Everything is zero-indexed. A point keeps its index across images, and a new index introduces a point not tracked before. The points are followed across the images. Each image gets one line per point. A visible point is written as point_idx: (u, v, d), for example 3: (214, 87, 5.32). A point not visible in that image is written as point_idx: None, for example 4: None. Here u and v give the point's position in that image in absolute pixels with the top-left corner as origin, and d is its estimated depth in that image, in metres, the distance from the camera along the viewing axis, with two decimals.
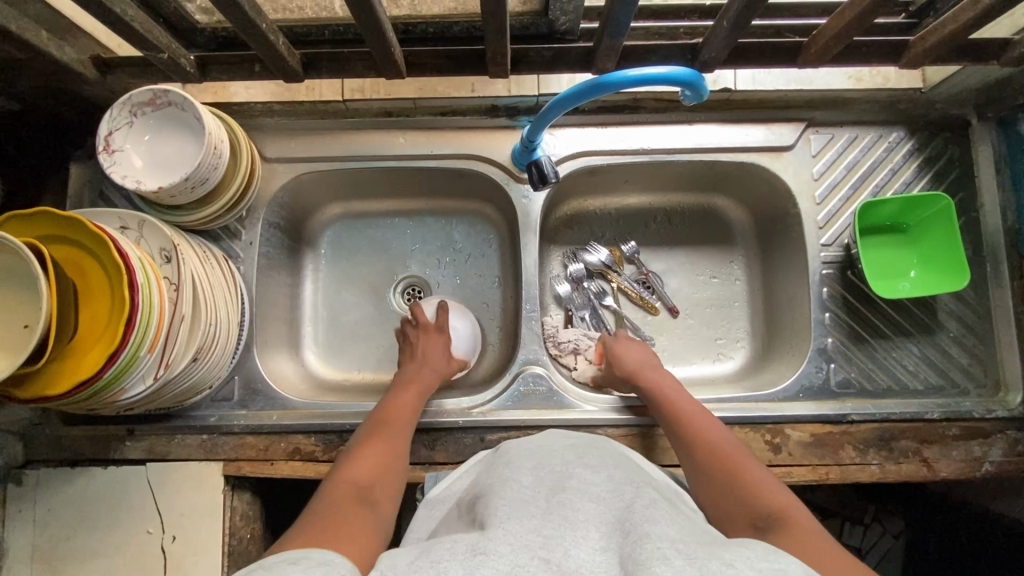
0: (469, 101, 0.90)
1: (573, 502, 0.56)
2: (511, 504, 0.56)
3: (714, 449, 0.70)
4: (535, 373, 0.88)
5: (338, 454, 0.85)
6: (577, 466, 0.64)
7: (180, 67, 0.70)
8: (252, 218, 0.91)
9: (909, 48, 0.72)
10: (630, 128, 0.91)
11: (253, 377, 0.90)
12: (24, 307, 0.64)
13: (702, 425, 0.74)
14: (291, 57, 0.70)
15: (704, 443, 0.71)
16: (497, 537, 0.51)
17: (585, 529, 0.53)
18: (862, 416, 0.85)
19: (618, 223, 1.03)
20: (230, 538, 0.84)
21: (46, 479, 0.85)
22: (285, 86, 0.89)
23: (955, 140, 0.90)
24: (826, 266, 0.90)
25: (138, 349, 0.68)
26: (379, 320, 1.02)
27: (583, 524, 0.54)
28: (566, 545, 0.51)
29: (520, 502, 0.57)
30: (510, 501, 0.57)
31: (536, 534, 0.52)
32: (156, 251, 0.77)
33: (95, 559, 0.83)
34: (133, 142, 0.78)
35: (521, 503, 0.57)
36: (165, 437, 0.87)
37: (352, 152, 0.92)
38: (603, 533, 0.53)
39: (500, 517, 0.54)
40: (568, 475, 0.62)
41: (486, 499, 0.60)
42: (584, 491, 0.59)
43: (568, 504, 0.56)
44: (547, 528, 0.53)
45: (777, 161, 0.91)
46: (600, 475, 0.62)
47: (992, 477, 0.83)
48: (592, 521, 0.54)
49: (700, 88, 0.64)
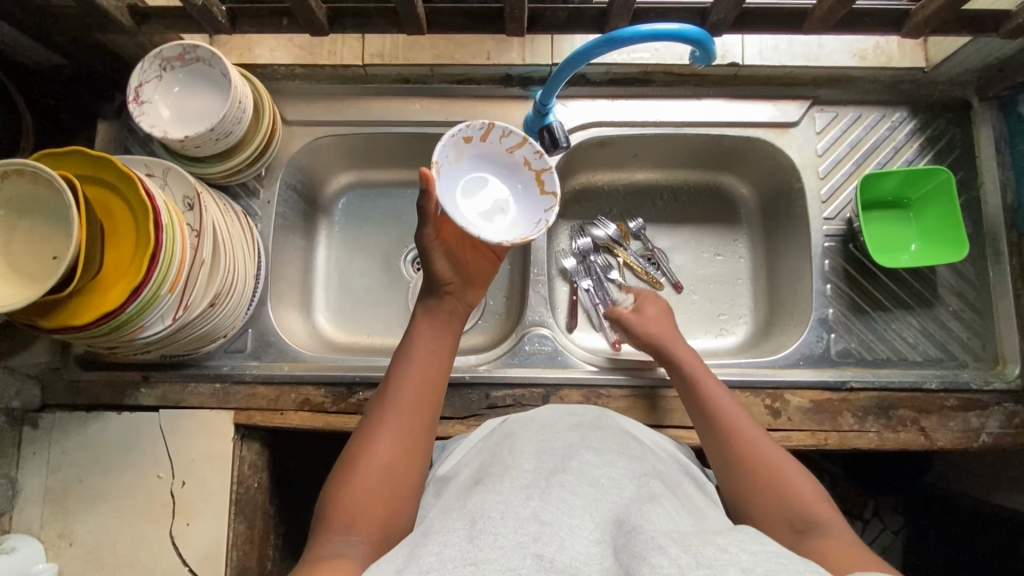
0: (485, 69, 0.94)
1: (572, 487, 0.54)
2: (503, 498, 0.53)
3: (745, 443, 0.68)
4: (541, 334, 0.90)
5: (347, 406, 0.88)
6: (581, 448, 0.61)
7: (212, 16, 0.74)
8: (271, 177, 0.94)
9: (911, 17, 0.76)
10: (639, 100, 0.93)
11: (266, 330, 0.92)
12: (54, 238, 0.67)
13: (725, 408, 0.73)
14: (317, 10, 0.74)
15: (730, 428, 0.70)
16: (485, 542, 0.48)
17: (580, 517, 0.51)
18: (861, 384, 0.86)
19: (626, 199, 1.05)
20: (238, 486, 0.86)
21: (61, 422, 0.87)
22: (308, 50, 0.95)
23: (956, 121, 0.93)
24: (828, 239, 0.92)
25: (160, 288, 0.69)
26: (388, 286, 1.03)
27: (580, 511, 0.52)
28: (561, 536, 0.49)
29: (517, 491, 0.54)
30: (503, 495, 0.54)
31: (531, 524, 0.50)
32: (180, 199, 0.80)
33: (106, 501, 0.85)
34: (162, 94, 0.82)
35: (519, 492, 0.54)
36: (178, 386, 0.89)
37: (370, 117, 0.95)
38: (597, 524, 0.51)
39: (491, 516, 0.51)
40: (568, 457, 0.60)
41: (487, 483, 0.57)
42: (585, 477, 0.56)
43: (567, 490, 0.54)
44: (544, 513, 0.51)
45: (782, 137, 0.93)
46: (603, 461, 0.59)
47: (989, 448, 0.84)
48: (588, 509, 0.52)
49: (710, 50, 0.69)
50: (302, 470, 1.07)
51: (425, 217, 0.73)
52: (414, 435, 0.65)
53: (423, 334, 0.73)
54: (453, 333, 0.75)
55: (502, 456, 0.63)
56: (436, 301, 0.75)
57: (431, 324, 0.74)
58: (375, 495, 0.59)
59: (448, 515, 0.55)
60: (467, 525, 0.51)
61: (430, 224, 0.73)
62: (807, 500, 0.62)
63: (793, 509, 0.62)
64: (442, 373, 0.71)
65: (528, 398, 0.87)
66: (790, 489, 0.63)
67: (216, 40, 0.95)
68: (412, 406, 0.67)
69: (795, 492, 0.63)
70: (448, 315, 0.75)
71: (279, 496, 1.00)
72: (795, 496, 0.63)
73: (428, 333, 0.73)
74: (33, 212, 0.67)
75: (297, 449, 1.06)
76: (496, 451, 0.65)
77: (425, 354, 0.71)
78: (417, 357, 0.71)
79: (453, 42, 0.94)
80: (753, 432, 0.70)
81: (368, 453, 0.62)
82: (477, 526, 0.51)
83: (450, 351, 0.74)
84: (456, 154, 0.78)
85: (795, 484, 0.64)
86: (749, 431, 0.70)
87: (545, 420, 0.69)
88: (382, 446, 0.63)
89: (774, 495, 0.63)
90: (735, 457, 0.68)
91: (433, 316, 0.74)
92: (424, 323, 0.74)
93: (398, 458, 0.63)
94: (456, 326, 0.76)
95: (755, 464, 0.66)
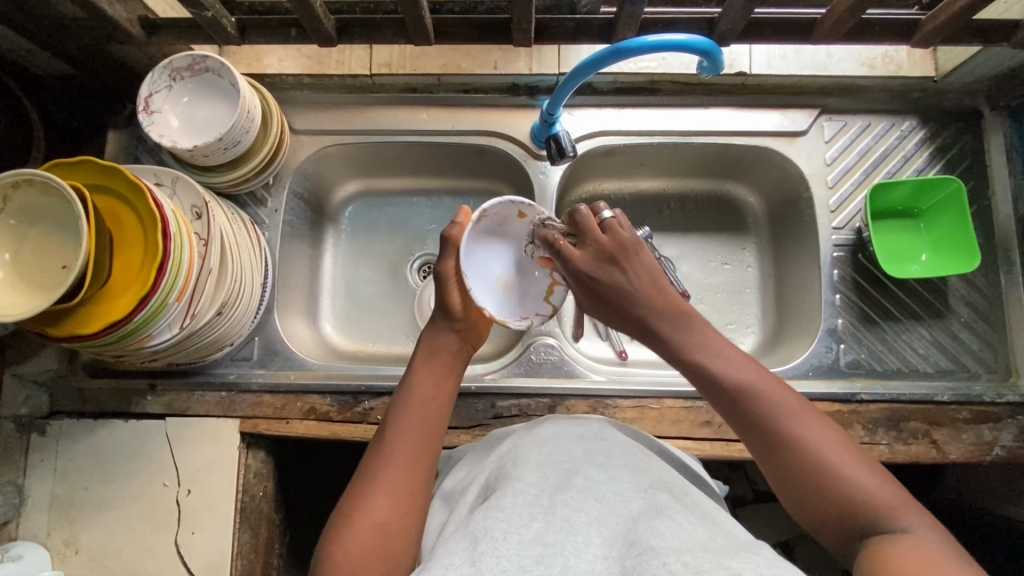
0: (491, 79, 0.94)
1: (576, 505, 0.54)
2: (506, 516, 0.53)
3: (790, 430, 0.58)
4: (547, 344, 0.90)
5: (352, 415, 0.88)
6: (586, 462, 0.59)
7: (222, 27, 0.76)
8: (278, 186, 0.94)
9: (920, 27, 0.76)
10: (646, 109, 0.93)
11: (272, 338, 0.92)
12: (64, 249, 0.68)
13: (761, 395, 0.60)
14: (325, 21, 0.75)
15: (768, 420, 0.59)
16: (487, 565, 0.49)
17: (585, 535, 0.52)
18: (872, 396, 0.85)
19: (632, 207, 1.04)
20: (243, 494, 0.86)
21: (68, 430, 0.87)
22: (316, 61, 0.95)
23: (967, 130, 0.92)
24: (837, 249, 0.91)
25: (167, 297, 0.69)
26: (393, 294, 1.03)
27: (584, 529, 0.52)
28: (565, 557, 0.49)
29: (520, 508, 0.54)
30: (506, 512, 0.53)
31: (533, 546, 0.50)
32: (188, 207, 0.80)
33: (111, 508, 0.85)
34: (171, 105, 0.82)
35: (522, 509, 0.54)
36: (185, 394, 0.89)
37: (378, 126, 0.95)
38: (604, 540, 0.51)
39: (493, 537, 0.51)
40: (573, 472, 0.58)
41: (491, 498, 0.56)
42: (590, 493, 0.55)
43: (570, 507, 0.53)
44: (546, 534, 0.51)
45: (790, 146, 0.92)
46: (608, 476, 0.58)
47: (1002, 461, 0.83)
48: (593, 525, 0.52)
49: (718, 60, 0.70)
50: (303, 476, 1.07)
51: (449, 248, 0.75)
52: (412, 486, 0.60)
53: (422, 375, 0.69)
54: (456, 373, 0.72)
55: (506, 468, 0.61)
56: (440, 336, 0.73)
57: (430, 364, 0.71)
58: (369, 557, 0.55)
59: (453, 533, 0.55)
60: (470, 546, 0.51)
61: (451, 255, 0.75)
62: (869, 491, 0.54)
63: (854, 507, 0.54)
64: (443, 410, 0.68)
65: (533, 408, 0.86)
66: (848, 480, 0.55)
67: (226, 50, 0.96)
68: (417, 443, 0.63)
69: (856, 484, 0.55)
70: (449, 357, 0.72)
71: (284, 504, 0.99)
72: (852, 490, 0.55)
73: (427, 377, 0.69)
74: (44, 222, 0.68)
75: (300, 455, 1.05)
76: (500, 464, 0.62)
77: (423, 398, 0.67)
78: (416, 392, 0.67)
79: (460, 52, 0.94)
80: (803, 418, 0.58)
81: (364, 506, 0.58)
82: (480, 548, 0.50)
83: (452, 392, 0.70)
84: (503, 217, 0.77)
85: (854, 474, 0.55)
86: (798, 418, 0.58)
87: (554, 426, 0.67)
88: (380, 499, 0.58)
89: (831, 497, 0.55)
90: (781, 453, 0.58)
91: (434, 355, 0.72)
92: (422, 363, 0.71)
93: (395, 513, 0.58)
94: (458, 365, 0.73)
95: (811, 461, 0.56)
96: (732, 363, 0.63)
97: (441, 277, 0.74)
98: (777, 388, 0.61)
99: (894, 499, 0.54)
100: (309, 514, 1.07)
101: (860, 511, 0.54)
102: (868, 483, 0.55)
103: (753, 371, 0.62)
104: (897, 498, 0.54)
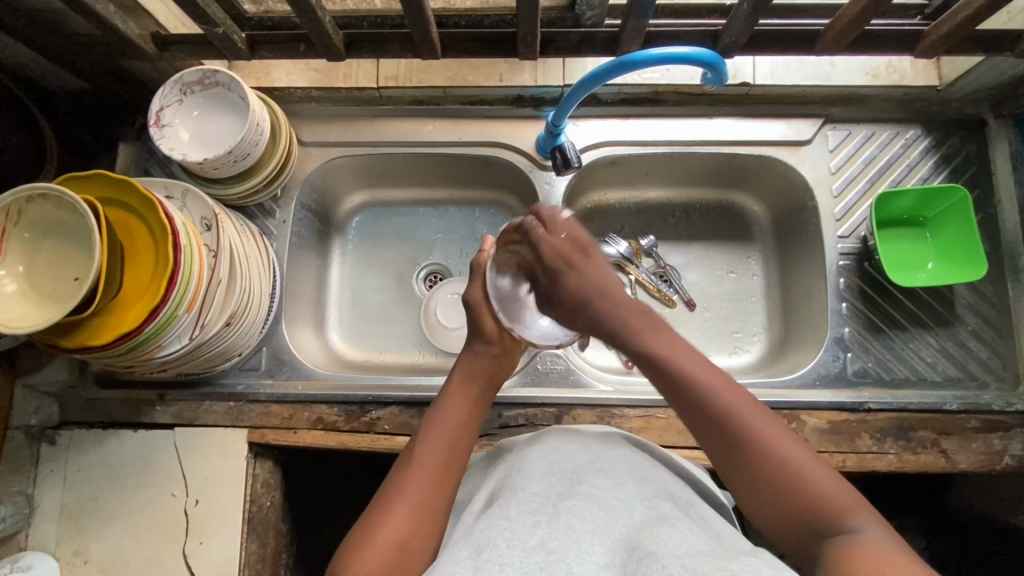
0: (496, 91, 0.95)
1: (580, 513, 0.54)
2: (510, 525, 0.53)
3: (747, 430, 0.58)
4: (553, 353, 0.91)
5: (359, 425, 0.88)
6: (590, 471, 0.59)
7: (232, 43, 0.77)
8: (286, 198, 0.95)
9: (923, 38, 0.77)
10: (651, 120, 0.94)
11: (280, 348, 0.93)
12: (74, 260, 0.69)
13: (718, 398, 0.60)
14: (334, 36, 0.76)
15: (727, 424, 0.58)
16: (491, 573, 0.49)
17: (589, 543, 0.52)
18: (879, 405, 0.85)
19: (637, 216, 1.04)
20: (250, 504, 0.86)
21: (78, 440, 0.88)
22: (324, 74, 0.96)
23: (971, 138, 0.92)
24: (843, 258, 0.91)
25: (177, 309, 0.70)
26: (400, 304, 1.04)
27: (588, 537, 0.52)
28: (569, 564, 0.50)
29: (524, 516, 0.54)
30: (510, 520, 0.53)
31: (537, 553, 0.50)
32: (198, 219, 0.80)
33: (121, 518, 0.85)
34: (182, 118, 0.84)
35: (525, 517, 0.54)
36: (194, 404, 0.90)
37: (385, 137, 0.96)
38: (607, 548, 0.51)
39: (496, 545, 0.51)
40: (577, 481, 0.58)
41: (495, 505, 0.56)
42: (593, 501, 0.55)
43: (574, 515, 0.54)
44: (550, 541, 0.51)
45: (794, 155, 0.93)
46: (613, 484, 0.57)
47: (1012, 470, 0.82)
48: (597, 534, 0.52)
49: (721, 71, 0.70)
50: (309, 486, 1.07)
51: (477, 278, 0.80)
52: (435, 508, 0.60)
53: (456, 400, 0.70)
54: (487, 401, 0.72)
55: (510, 475, 0.61)
56: (479, 361, 0.74)
57: (466, 389, 0.71)
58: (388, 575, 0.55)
59: (456, 541, 0.55)
60: (473, 554, 0.51)
61: (479, 283, 0.79)
62: (822, 492, 0.54)
63: (808, 505, 0.54)
64: (471, 438, 0.68)
65: (539, 417, 0.87)
66: (802, 483, 0.55)
67: (235, 64, 0.97)
68: (449, 469, 0.63)
69: (811, 488, 0.54)
70: (484, 381, 0.73)
71: (290, 514, 1.00)
72: (803, 489, 0.55)
73: (459, 401, 0.70)
74: (57, 235, 0.69)
75: (306, 465, 1.06)
76: (504, 472, 0.62)
77: (457, 424, 0.67)
78: (448, 419, 0.68)
79: (466, 65, 0.95)
80: (758, 421, 0.58)
81: (385, 524, 0.58)
82: (482, 556, 0.51)
83: (482, 419, 0.70)
84: None
85: (806, 473, 0.55)
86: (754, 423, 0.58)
87: (556, 435, 0.67)
88: (400, 519, 0.58)
89: (794, 501, 0.55)
90: (737, 452, 0.58)
91: (467, 381, 0.72)
92: (459, 388, 0.71)
93: (417, 531, 0.58)
94: (489, 392, 0.73)
95: (764, 462, 0.56)
96: (691, 363, 0.63)
97: (471, 306, 0.78)
98: (730, 389, 0.61)
99: (846, 501, 0.53)
100: (314, 522, 1.07)
101: (810, 512, 0.54)
102: (821, 483, 0.55)
103: (711, 373, 0.62)
104: (847, 497, 0.54)
